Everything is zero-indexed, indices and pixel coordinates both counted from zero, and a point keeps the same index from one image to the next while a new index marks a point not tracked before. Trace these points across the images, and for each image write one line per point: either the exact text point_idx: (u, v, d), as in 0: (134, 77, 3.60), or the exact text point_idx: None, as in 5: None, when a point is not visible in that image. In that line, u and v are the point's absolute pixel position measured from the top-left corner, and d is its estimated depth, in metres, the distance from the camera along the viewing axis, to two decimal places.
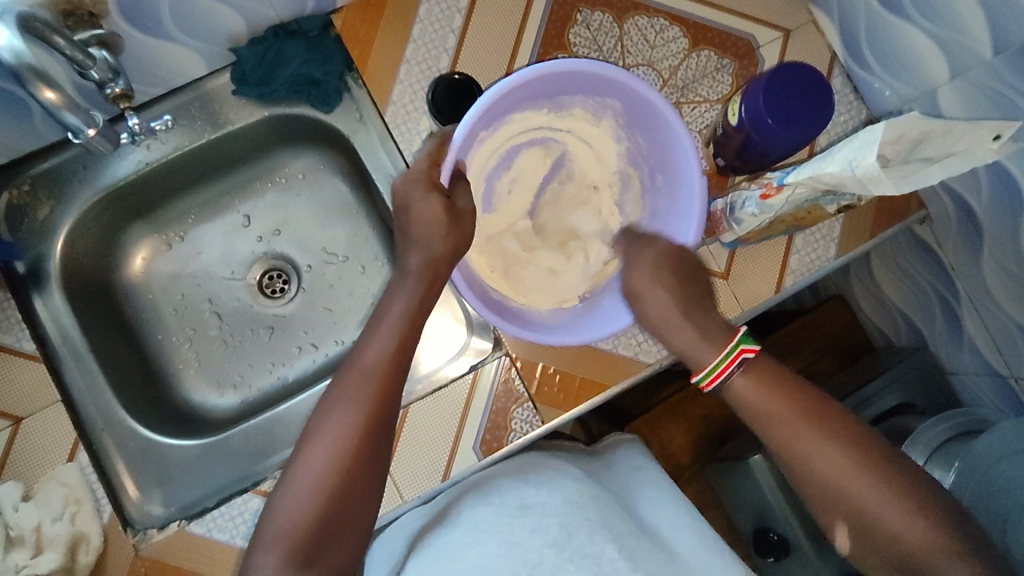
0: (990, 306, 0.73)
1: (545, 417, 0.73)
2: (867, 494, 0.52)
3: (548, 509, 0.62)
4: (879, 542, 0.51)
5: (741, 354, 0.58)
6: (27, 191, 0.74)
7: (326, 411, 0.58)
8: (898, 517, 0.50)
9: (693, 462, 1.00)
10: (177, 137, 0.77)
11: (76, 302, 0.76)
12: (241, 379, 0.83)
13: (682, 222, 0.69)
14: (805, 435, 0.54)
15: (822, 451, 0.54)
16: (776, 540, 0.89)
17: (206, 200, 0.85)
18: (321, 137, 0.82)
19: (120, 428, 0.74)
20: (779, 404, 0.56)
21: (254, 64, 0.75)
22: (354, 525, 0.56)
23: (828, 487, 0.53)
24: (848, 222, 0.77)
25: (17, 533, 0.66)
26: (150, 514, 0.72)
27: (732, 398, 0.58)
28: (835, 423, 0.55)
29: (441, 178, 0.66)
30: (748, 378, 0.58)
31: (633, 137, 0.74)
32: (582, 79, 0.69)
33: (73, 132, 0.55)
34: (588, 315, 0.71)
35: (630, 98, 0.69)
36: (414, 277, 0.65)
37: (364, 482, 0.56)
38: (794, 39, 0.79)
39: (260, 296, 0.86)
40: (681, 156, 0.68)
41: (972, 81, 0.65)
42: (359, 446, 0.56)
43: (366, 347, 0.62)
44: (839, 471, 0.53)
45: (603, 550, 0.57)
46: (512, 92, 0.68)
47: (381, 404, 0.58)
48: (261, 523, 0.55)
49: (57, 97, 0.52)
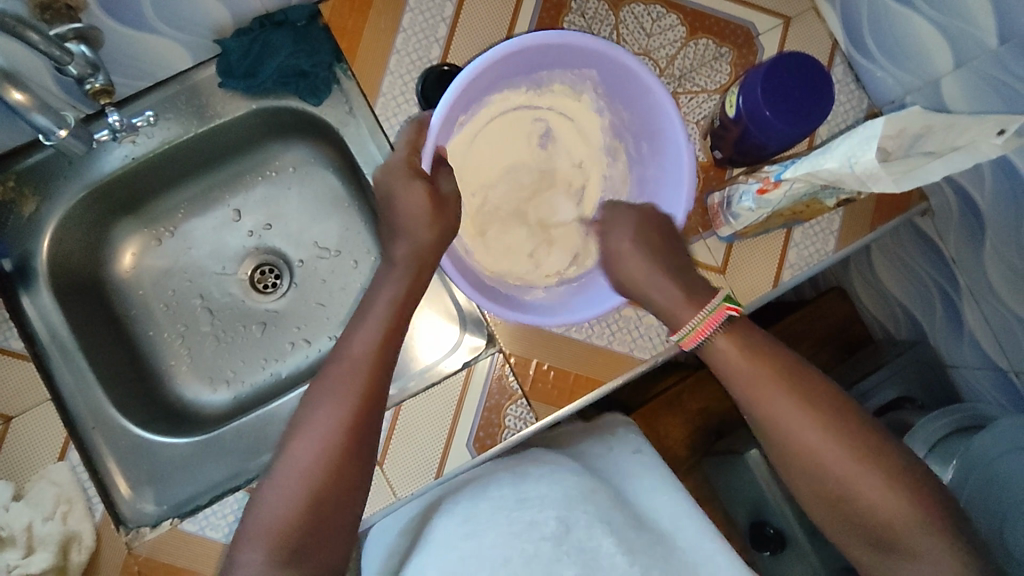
0: (991, 300, 0.71)
1: (539, 414, 0.73)
2: (846, 467, 0.53)
3: (547, 501, 0.61)
4: (857, 516, 0.53)
5: (726, 312, 0.60)
6: (13, 187, 0.73)
7: (311, 409, 0.57)
8: (873, 489, 0.53)
9: (690, 455, 0.99)
10: (163, 131, 0.76)
11: (65, 299, 0.75)
12: (234, 375, 0.83)
13: (672, 189, 0.68)
14: (788, 402, 0.56)
15: (806, 425, 0.55)
16: (773, 533, 0.88)
17: (196, 194, 0.84)
18: (311, 129, 0.80)
19: (112, 427, 0.73)
20: (763, 371, 0.57)
21: (240, 56, 0.73)
22: (338, 527, 0.55)
23: (799, 457, 0.55)
24: (847, 215, 0.76)
25: (8, 533, 0.66)
26: (143, 512, 0.71)
27: (712, 358, 0.60)
28: (815, 394, 0.56)
29: (422, 164, 0.65)
30: (729, 341, 0.59)
31: (613, 107, 0.73)
32: (557, 51, 0.67)
33: (45, 135, 0.56)
34: (582, 293, 0.71)
35: (604, 66, 0.68)
36: (399, 266, 0.65)
37: (349, 479, 0.55)
38: (795, 27, 0.77)
39: (252, 291, 0.85)
40: (660, 116, 0.67)
41: (976, 71, 0.63)
42: (342, 443, 0.56)
43: (353, 339, 0.62)
44: (820, 444, 0.54)
45: (600, 545, 0.56)
46: (491, 70, 0.67)
47: (365, 399, 0.58)
48: (244, 522, 0.54)
49: (26, 99, 0.52)
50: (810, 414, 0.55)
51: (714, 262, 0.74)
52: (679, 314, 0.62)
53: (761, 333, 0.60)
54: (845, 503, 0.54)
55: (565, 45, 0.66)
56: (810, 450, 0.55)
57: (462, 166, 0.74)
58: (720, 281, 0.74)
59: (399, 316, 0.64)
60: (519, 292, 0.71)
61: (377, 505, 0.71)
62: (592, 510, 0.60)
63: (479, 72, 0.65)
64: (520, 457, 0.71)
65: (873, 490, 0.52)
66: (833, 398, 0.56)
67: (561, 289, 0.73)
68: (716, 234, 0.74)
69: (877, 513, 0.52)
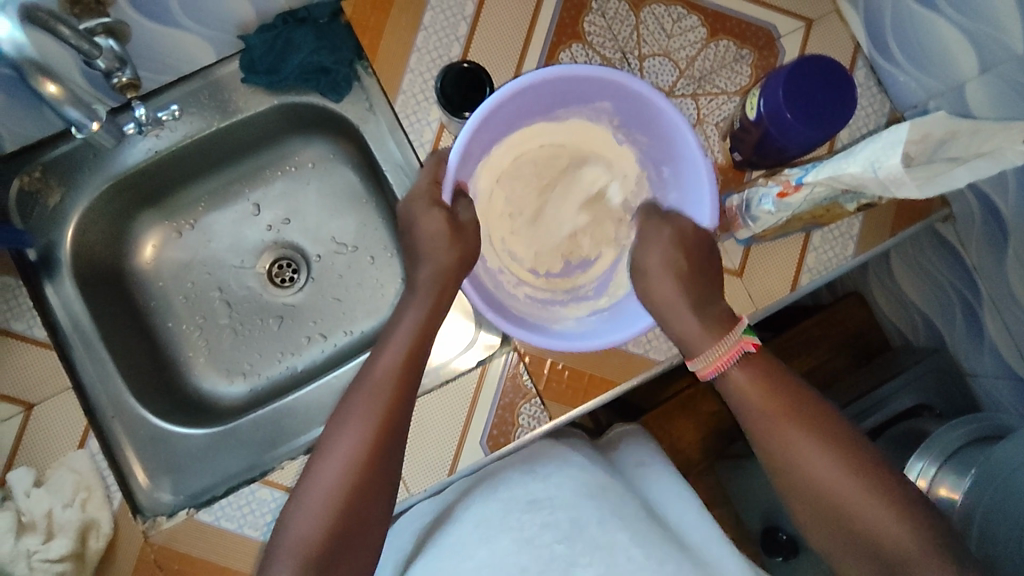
0: (1013, 308, 0.71)
1: (553, 413, 0.73)
2: (845, 493, 0.54)
3: (559, 503, 0.61)
4: (863, 543, 0.53)
5: (743, 347, 0.62)
6: (38, 178, 0.74)
7: (339, 420, 0.58)
8: (879, 520, 0.52)
9: (703, 458, 0.99)
10: (185, 126, 0.76)
11: (86, 289, 0.76)
12: (250, 368, 0.83)
13: (695, 213, 0.68)
14: (791, 430, 0.57)
15: (812, 453, 0.56)
16: (785, 539, 0.89)
17: (215, 187, 0.85)
18: (328, 124, 0.81)
19: (131, 416, 0.74)
20: (778, 405, 0.58)
21: (262, 53, 0.73)
22: (364, 532, 0.55)
23: (815, 486, 0.55)
24: (867, 221, 0.75)
25: (29, 519, 0.67)
26: (160, 502, 0.73)
27: (727, 390, 0.61)
28: (831, 431, 0.57)
29: (441, 195, 0.65)
30: (743, 371, 0.60)
31: (632, 135, 0.74)
32: (571, 85, 0.68)
33: (75, 128, 0.57)
34: (609, 321, 0.70)
35: (618, 94, 0.68)
36: (423, 290, 0.66)
37: (374, 494, 0.56)
38: (817, 29, 0.77)
39: (270, 285, 0.86)
40: (679, 143, 0.67)
41: (1002, 76, 0.63)
42: (368, 456, 0.56)
43: (379, 357, 0.62)
44: (838, 479, 0.54)
45: (614, 539, 0.57)
46: (511, 106, 0.68)
47: (391, 414, 0.58)
48: (274, 537, 0.55)
49: (58, 90, 0.52)
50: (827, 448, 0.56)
51: (731, 265, 0.74)
52: (698, 342, 0.63)
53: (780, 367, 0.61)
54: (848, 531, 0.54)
55: (576, 78, 0.67)
56: (813, 479, 0.55)
57: (485, 200, 0.75)
58: (738, 284, 0.74)
59: (428, 335, 0.64)
60: (549, 321, 0.71)
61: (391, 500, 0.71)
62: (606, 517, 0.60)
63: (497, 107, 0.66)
64: (533, 455, 0.71)
65: (888, 524, 0.52)
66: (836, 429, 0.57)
67: (591, 318, 0.73)
68: (734, 237, 0.74)
69: (878, 541, 0.52)
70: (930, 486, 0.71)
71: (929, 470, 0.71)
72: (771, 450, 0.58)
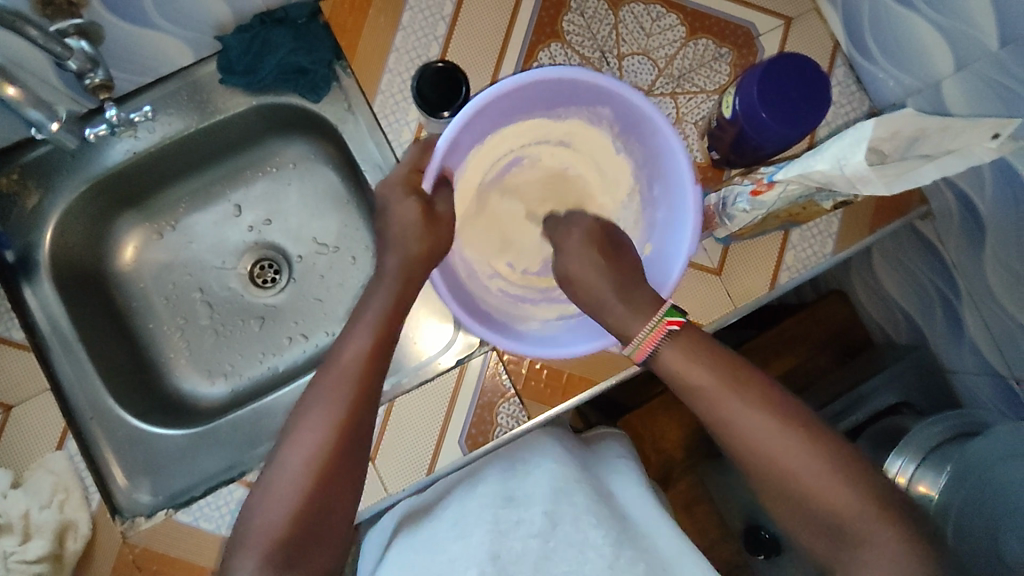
0: (991, 305, 0.71)
1: (532, 412, 0.73)
2: (795, 460, 0.54)
3: (534, 501, 0.61)
4: (811, 508, 0.53)
5: (668, 327, 0.60)
6: (17, 179, 0.74)
7: (301, 415, 0.58)
8: (828, 484, 0.53)
9: (686, 458, 0.98)
10: (163, 126, 0.76)
11: (66, 291, 0.76)
12: (231, 368, 0.83)
13: (676, 232, 0.68)
14: (735, 401, 0.56)
15: (757, 423, 0.55)
16: (767, 538, 0.91)
17: (197, 188, 0.85)
18: (310, 125, 0.81)
19: (110, 417, 0.74)
20: (709, 372, 0.57)
21: (240, 53, 0.73)
22: (333, 528, 0.55)
23: (765, 454, 0.55)
24: (845, 218, 0.75)
25: (4, 520, 0.67)
26: (139, 502, 0.72)
27: (663, 366, 0.59)
28: (776, 398, 0.56)
29: (423, 182, 0.66)
30: (675, 348, 0.59)
31: (630, 147, 0.73)
32: (574, 89, 0.68)
33: (37, 129, 0.57)
34: (578, 327, 0.70)
35: (618, 104, 0.68)
36: (390, 279, 0.65)
37: (341, 486, 0.56)
38: (795, 27, 0.77)
39: (251, 286, 0.86)
40: (670, 159, 0.67)
41: (977, 73, 0.63)
42: (333, 447, 0.56)
43: (345, 345, 0.62)
44: (777, 439, 0.54)
45: (585, 538, 0.56)
46: (499, 104, 0.68)
47: (356, 404, 0.58)
48: (237, 534, 0.54)
49: (19, 94, 0.52)
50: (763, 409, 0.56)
51: (711, 263, 0.74)
52: (626, 325, 0.61)
53: (707, 338, 0.60)
54: (797, 495, 0.54)
55: (579, 83, 0.66)
56: (761, 448, 0.55)
57: (468, 197, 0.75)
58: (717, 283, 0.74)
59: (393, 325, 0.64)
60: (515, 322, 0.71)
61: (370, 500, 0.71)
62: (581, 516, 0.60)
63: (487, 104, 0.66)
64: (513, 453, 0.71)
65: (823, 479, 0.53)
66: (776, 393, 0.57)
67: (560, 324, 0.73)
68: (713, 236, 0.74)
69: (831, 505, 0.53)
70: (909, 484, 0.69)
71: (908, 469, 0.70)
72: (710, 419, 0.57)
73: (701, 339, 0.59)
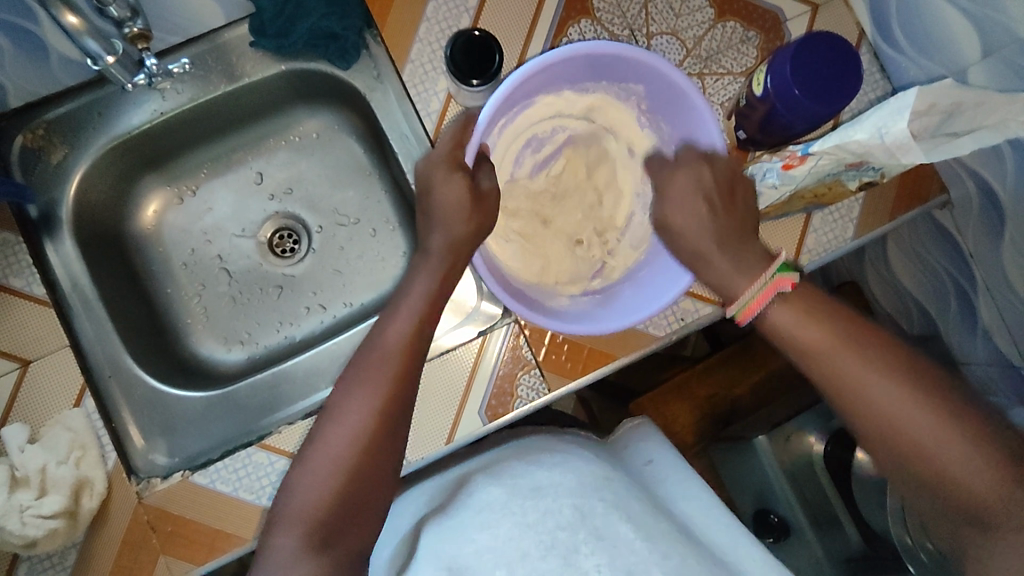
0: (1007, 295, 0.72)
1: (551, 385, 0.73)
2: (912, 422, 0.53)
3: (562, 491, 0.61)
4: (930, 473, 0.52)
5: (779, 284, 0.60)
6: (42, 135, 0.73)
7: (344, 395, 0.59)
8: (945, 447, 0.51)
9: (697, 442, 1.00)
10: (192, 89, 0.76)
11: (87, 250, 0.76)
12: (248, 336, 0.83)
13: None
14: (852, 361, 0.55)
15: (875, 382, 0.54)
16: (775, 522, 0.95)
17: (218, 154, 0.85)
18: (337, 93, 0.81)
19: (127, 377, 0.73)
20: (825, 334, 0.57)
21: (273, 15, 0.72)
22: (369, 510, 0.57)
23: (881, 414, 0.54)
24: (867, 203, 0.76)
25: (23, 473, 0.67)
26: (155, 464, 0.72)
27: (770, 329, 0.60)
28: (887, 356, 0.55)
29: (464, 158, 0.66)
30: (784, 310, 0.59)
31: (654, 119, 0.75)
32: (602, 63, 0.70)
33: (92, 60, 0.60)
34: (606, 306, 0.71)
35: (646, 75, 0.69)
36: (437, 256, 0.67)
37: (378, 468, 0.57)
38: (822, 13, 0.78)
39: (270, 255, 0.86)
40: (702, 130, 0.68)
41: (1004, 60, 0.63)
42: (373, 431, 0.57)
43: (386, 327, 0.63)
44: (899, 401, 0.53)
45: (618, 531, 0.57)
46: (536, 78, 0.69)
47: (397, 389, 0.59)
48: (278, 505, 0.57)
49: (78, 23, 0.55)
50: (892, 376, 0.54)
51: None
52: (734, 284, 0.64)
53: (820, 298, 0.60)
54: (910, 454, 0.53)
55: (609, 55, 0.68)
56: (881, 410, 0.54)
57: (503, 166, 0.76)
58: None
59: (435, 308, 0.65)
60: (546, 298, 0.72)
61: None
62: (608, 494, 0.60)
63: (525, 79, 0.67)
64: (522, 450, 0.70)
65: (957, 450, 0.51)
66: (898, 356, 0.55)
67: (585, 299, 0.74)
68: None
69: (948, 470, 0.51)
70: None
71: None
72: (826, 382, 0.57)
73: (812, 302, 0.59)
